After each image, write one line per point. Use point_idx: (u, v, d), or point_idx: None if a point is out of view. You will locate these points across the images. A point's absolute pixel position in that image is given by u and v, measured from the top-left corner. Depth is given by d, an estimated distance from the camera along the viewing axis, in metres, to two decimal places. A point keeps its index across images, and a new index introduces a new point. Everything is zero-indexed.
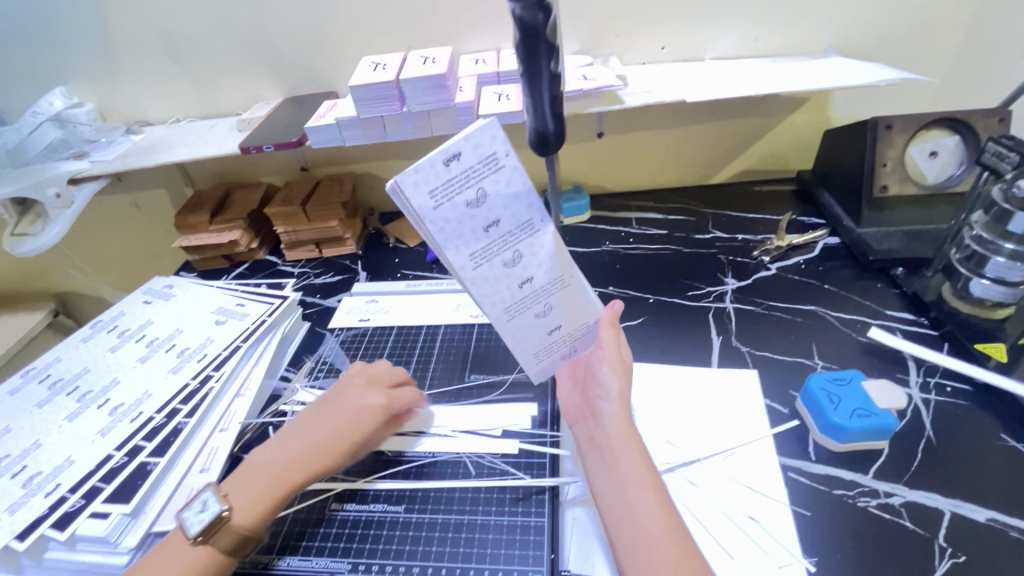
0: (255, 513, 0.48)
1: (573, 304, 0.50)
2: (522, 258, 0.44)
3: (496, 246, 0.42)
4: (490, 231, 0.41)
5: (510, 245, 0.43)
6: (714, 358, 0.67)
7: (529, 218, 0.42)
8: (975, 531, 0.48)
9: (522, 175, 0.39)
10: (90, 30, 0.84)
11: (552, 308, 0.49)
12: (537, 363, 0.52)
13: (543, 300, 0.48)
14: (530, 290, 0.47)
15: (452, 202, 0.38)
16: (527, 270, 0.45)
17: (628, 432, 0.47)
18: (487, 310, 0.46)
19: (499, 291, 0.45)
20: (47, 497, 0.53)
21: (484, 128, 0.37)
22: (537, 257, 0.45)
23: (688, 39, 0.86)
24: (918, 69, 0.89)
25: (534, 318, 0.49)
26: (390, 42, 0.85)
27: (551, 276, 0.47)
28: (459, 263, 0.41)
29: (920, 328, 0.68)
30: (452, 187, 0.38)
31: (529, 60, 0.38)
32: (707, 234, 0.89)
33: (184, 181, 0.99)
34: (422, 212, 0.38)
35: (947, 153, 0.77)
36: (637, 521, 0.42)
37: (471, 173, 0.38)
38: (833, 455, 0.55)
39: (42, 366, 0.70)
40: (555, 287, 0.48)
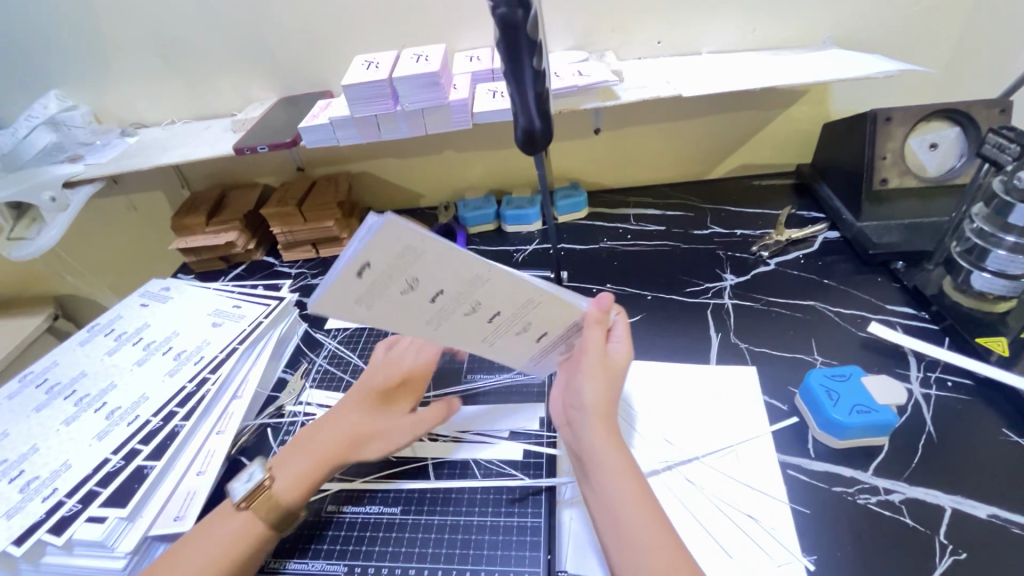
0: (300, 486, 0.49)
1: (550, 317, 0.50)
2: (482, 303, 0.45)
3: (450, 304, 0.44)
4: (435, 299, 0.43)
5: (465, 298, 0.44)
6: (712, 355, 0.67)
7: (474, 274, 0.42)
8: (976, 527, 0.48)
9: (443, 246, 0.39)
10: (80, 31, 0.84)
11: (531, 325, 0.50)
12: (534, 363, 0.56)
13: (518, 325, 0.49)
14: (504, 320, 0.48)
15: (381, 300, 0.41)
16: (491, 308, 0.46)
17: (608, 442, 0.46)
18: (464, 346, 0.50)
19: (468, 331, 0.48)
20: (44, 501, 0.53)
21: (382, 233, 0.36)
22: (495, 298, 0.45)
23: (685, 32, 0.85)
24: (920, 59, 0.87)
25: (515, 336, 0.51)
26: (383, 40, 0.84)
27: (521, 303, 0.47)
28: (414, 330, 0.45)
29: (920, 323, 0.67)
30: (378, 287, 0.40)
31: (513, 56, 0.42)
32: (706, 230, 0.88)
33: (180, 183, 0.99)
34: (357, 315, 0.41)
35: (948, 144, 0.76)
36: (620, 532, 0.42)
37: (388, 269, 0.39)
38: (832, 452, 0.55)
39: (40, 370, 0.70)
40: (529, 307, 0.47)
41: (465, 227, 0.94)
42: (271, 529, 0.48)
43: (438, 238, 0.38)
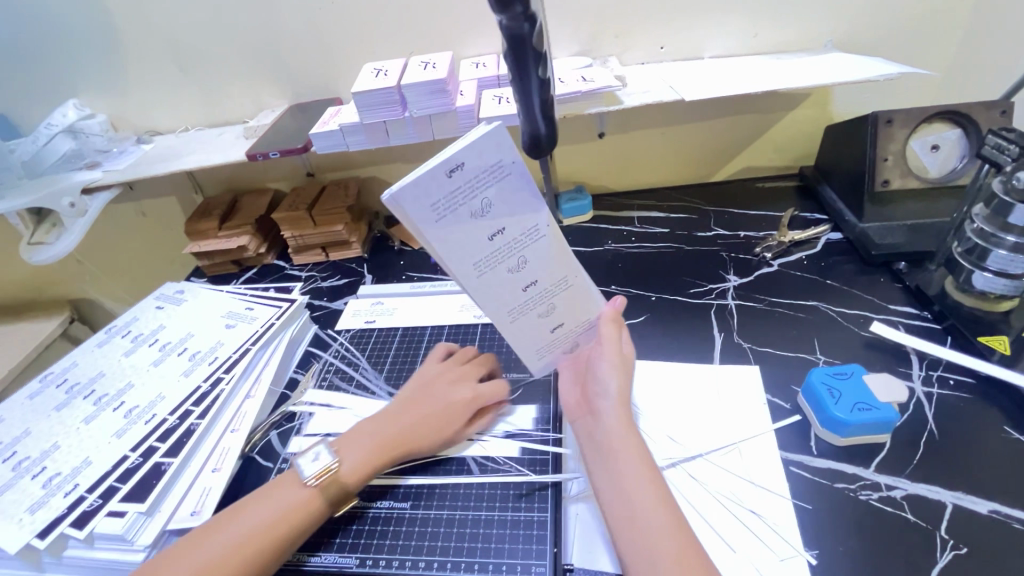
0: (361, 472, 0.52)
1: (575, 305, 0.52)
2: (526, 263, 0.46)
3: (501, 253, 0.44)
4: (494, 239, 0.43)
5: (514, 251, 0.45)
6: (715, 355, 0.68)
7: (533, 224, 0.44)
8: (976, 523, 0.49)
9: (527, 180, 0.41)
10: (99, 43, 0.86)
11: (554, 308, 0.51)
12: (540, 360, 0.56)
13: (545, 302, 0.50)
14: (533, 293, 0.49)
15: (454, 214, 0.40)
16: (531, 274, 0.47)
17: (625, 429, 0.48)
18: (490, 313, 0.48)
19: (501, 295, 0.48)
20: (65, 497, 0.55)
21: (488, 137, 0.38)
22: (538, 263, 0.47)
23: (686, 38, 0.86)
24: (921, 62, 0.88)
25: (537, 318, 0.51)
26: (391, 48, 0.86)
27: (553, 277, 0.49)
28: (462, 270, 0.44)
29: (923, 322, 0.68)
30: (455, 198, 0.39)
31: (520, 66, 0.43)
32: (710, 232, 0.89)
33: (193, 189, 1.02)
34: (423, 223, 0.40)
35: (949, 145, 0.77)
36: (634, 518, 0.43)
37: (475, 182, 0.39)
38: (834, 449, 0.56)
39: (60, 370, 0.72)
40: (559, 288, 0.50)
41: None
42: (327, 505, 0.51)
43: (527, 168, 0.40)
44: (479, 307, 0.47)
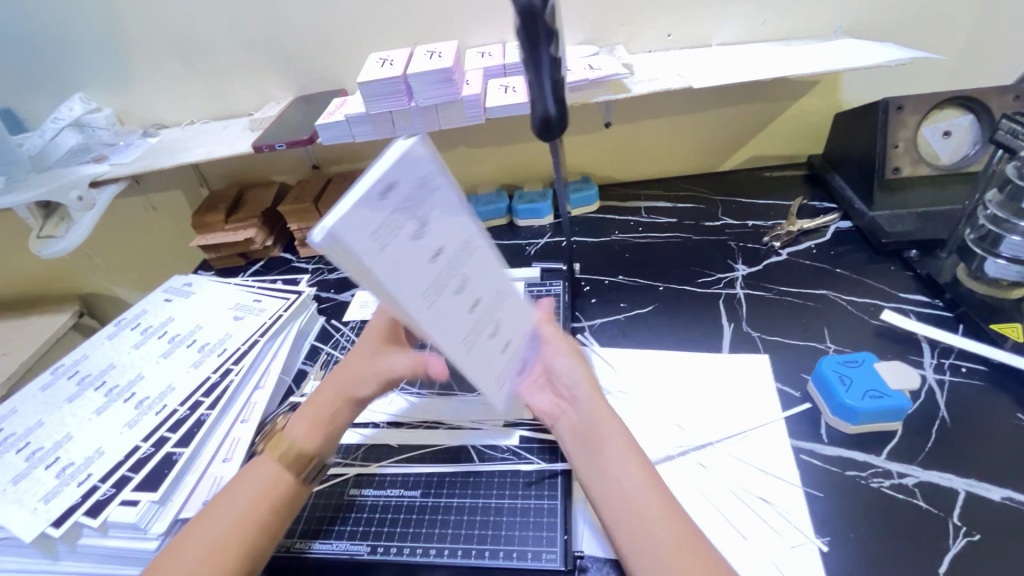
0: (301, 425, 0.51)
1: (516, 318, 0.47)
2: (470, 281, 0.41)
3: (445, 274, 0.38)
4: (437, 260, 0.37)
5: (457, 269, 0.39)
6: (724, 344, 0.67)
7: (467, 235, 0.40)
8: (990, 509, 0.48)
9: (454, 190, 0.37)
10: (104, 36, 0.86)
11: (501, 326, 0.45)
12: (500, 392, 0.47)
13: (491, 320, 0.44)
14: (481, 313, 0.43)
15: (392, 242, 0.34)
16: (476, 291, 0.42)
17: (606, 414, 0.48)
18: (448, 351, 0.40)
19: (455, 326, 0.40)
20: (79, 486, 0.55)
21: (410, 149, 0.33)
22: (481, 277, 0.41)
23: (694, 25, 0.85)
24: (933, 47, 0.87)
25: (489, 342, 0.44)
26: (396, 38, 0.86)
27: (495, 289, 0.43)
28: (412, 304, 0.36)
29: (934, 310, 0.68)
30: (392, 225, 0.34)
31: (532, 42, 0.48)
32: (717, 222, 0.88)
33: (198, 182, 1.02)
34: (366, 260, 0.33)
35: (961, 132, 0.76)
36: (634, 515, 0.43)
37: (409, 202, 0.34)
38: (845, 437, 0.55)
39: (71, 362, 0.72)
40: (502, 301, 0.45)
41: None
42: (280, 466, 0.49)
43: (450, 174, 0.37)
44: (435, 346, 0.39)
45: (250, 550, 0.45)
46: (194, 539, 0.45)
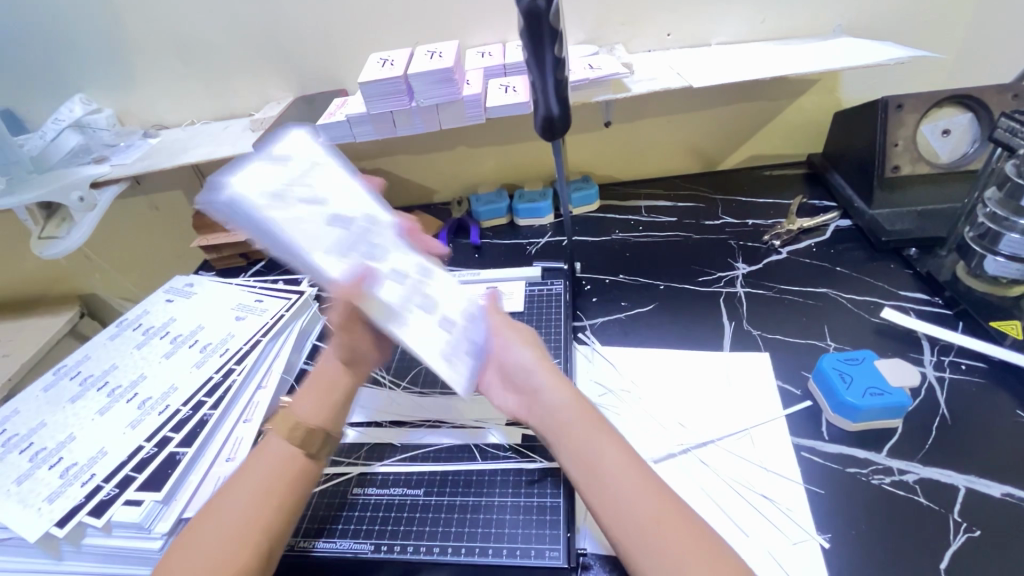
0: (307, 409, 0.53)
1: (443, 294, 0.52)
2: (377, 249, 0.49)
3: (348, 237, 0.47)
4: (334, 222, 0.47)
5: (362, 236, 0.49)
6: (725, 342, 0.68)
7: (367, 215, 0.51)
8: (991, 506, 0.49)
9: (342, 174, 0.52)
10: (104, 37, 0.86)
11: (429, 297, 0.50)
12: (451, 365, 0.46)
13: (415, 287, 0.49)
14: (399, 278, 0.49)
15: (284, 199, 0.45)
16: (387, 257, 0.50)
17: (572, 398, 0.49)
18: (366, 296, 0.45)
19: (371, 278, 0.46)
20: (83, 486, 0.55)
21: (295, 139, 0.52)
22: (386, 245, 0.50)
23: (694, 24, 0.86)
24: (933, 45, 0.87)
25: (418, 307, 0.48)
26: (396, 38, 0.86)
27: (409, 263, 0.51)
28: (314, 244, 0.44)
29: (933, 308, 0.68)
30: (283, 183, 0.46)
31: (537, 43, 0.48)
32: (718, 220, 0.89)
33: (199, 182, 1.02)
34: (260, 206, 0.42)
35: (960, 130, 0.76)
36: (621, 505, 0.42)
37: (295, 174, 0.48)
38: (846, 435, 0.56)
39: (73, 363, 0.72)
40: (422, 276, 0.51)
41: (477, 221, 0.96)
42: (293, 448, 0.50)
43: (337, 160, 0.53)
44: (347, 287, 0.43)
45: (275, 532, 0.46)
46: (208, 530, 0.45)
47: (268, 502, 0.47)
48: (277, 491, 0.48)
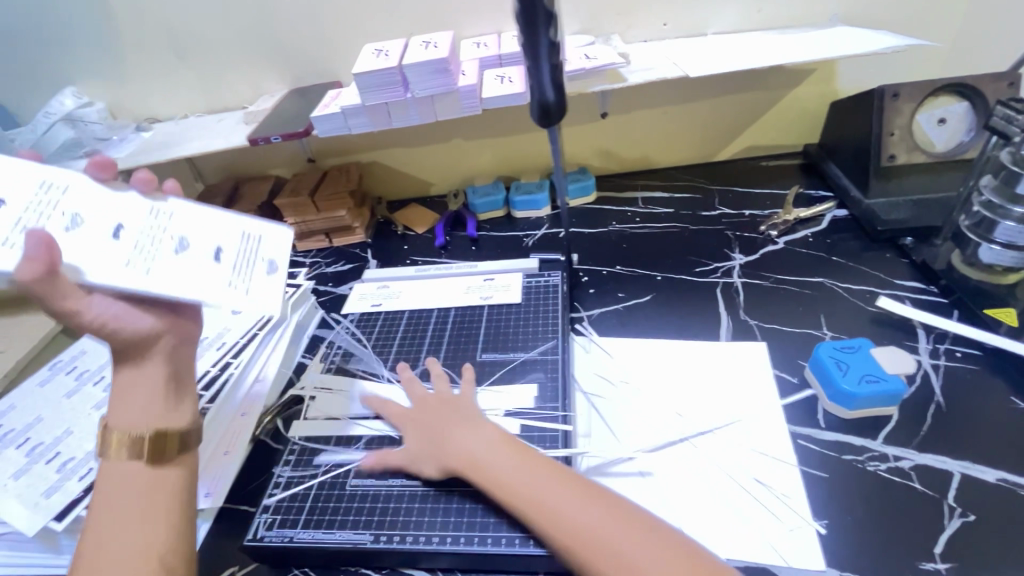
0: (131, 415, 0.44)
1: (275, 247, 0.56)
2: (194, 238, 0.50)
3: (153, 241, 0.47)
4: (146, 238, 0.47)
5: (167, 233, 0.49)
6: (723, 332, 0.68)
7: (169, 211, 0.51)
8: (985, 491, 0.49)
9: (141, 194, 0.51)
10: (95, 30, 0.85)
11: (264, 260, 0.54)
12: None
13: (248, 257, 0.53)
14: (230, 254, 0.52)
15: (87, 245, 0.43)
16: (206, 238, 0.51)
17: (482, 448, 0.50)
18: (211, 285, 0.48)
19: (203, 268, 0.49)
20: (80, 481, 0.56)
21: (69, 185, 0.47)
22: (202, 226, 0.52)
23: (690, 14, 0.85)
24: (929, 34, 0.87)
25: (258, 275, 0.52)
26: (390, 28, 0.85)
27: (229, 234, 0.53)
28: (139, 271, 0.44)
29: (929, 296, 0.68)
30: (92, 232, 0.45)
31: (532, 26, 0.49)
32: (714, 211, 0.89)
33: (193, 176, 1.01)
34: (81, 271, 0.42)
35: (956, 119, 0.76)
36: (561, 518, 0.43)
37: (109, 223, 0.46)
38: (842, 422, 0.56)
39: (69, 358, 0.71)
40: (250, 241, 0.54)
41: (474, 214, 0.95)
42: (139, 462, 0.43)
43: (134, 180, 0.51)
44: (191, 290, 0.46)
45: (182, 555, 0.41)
46: None
47: (149, 546, 0.39)
48: (154, 531, 0.40)
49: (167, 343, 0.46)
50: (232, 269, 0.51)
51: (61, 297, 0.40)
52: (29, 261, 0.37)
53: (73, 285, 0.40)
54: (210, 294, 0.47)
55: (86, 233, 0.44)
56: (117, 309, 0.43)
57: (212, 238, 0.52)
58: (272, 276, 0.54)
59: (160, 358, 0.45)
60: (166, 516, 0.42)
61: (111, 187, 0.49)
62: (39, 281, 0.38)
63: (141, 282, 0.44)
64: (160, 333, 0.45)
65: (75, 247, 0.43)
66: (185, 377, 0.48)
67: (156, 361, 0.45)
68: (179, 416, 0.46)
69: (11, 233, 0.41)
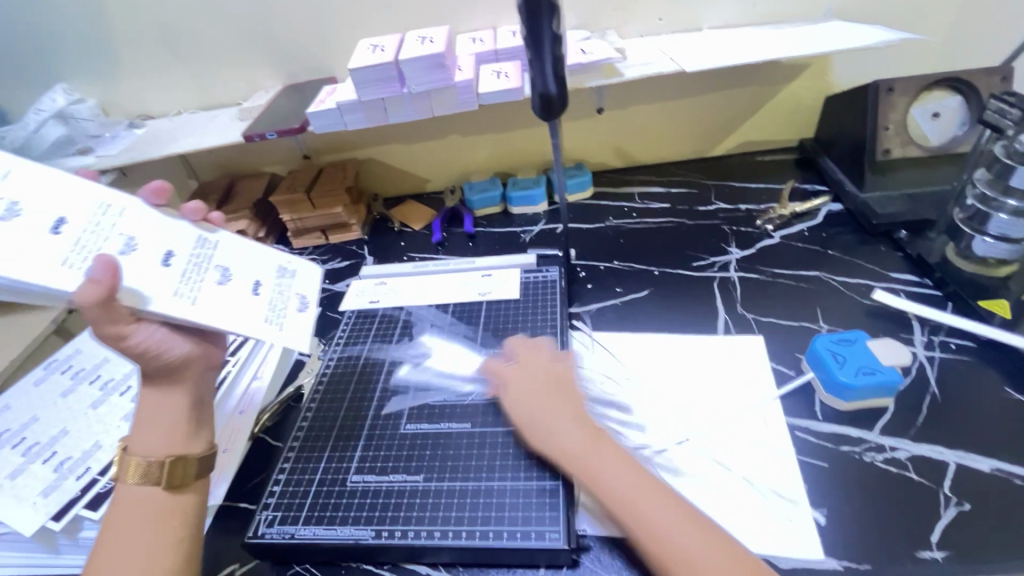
0: (161, 440, 0.48)
1: (308, 283, 0.59)
2: (236, 271, 0.54)
3: (197, 271, 0.51)
4: (192, 268, 0.50)
5: (211, 263, 0.52)
6: (720, 326, 0.68)
7: (215, 241, 0.55)
8: (980, 480, 0.50)
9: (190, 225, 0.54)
10: (86, 26, 0.84)
11: (298, 295, 0.57)
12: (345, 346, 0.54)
13: (285, 293, 0.56)
14: (268, 291, 0.55)
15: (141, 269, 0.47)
16: (247, 273, 0.55)
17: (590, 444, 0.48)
18: (248, 321, 0.51)
19: (242, 303, 0.52)
20: (78, 480, 0.56)
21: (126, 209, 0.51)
22: (245, 261, 0.55)
23: (686, 9, 0.85)
24: (923, 28, 0.87)
25: (292, 310, 0.55)
26: (386, 23, 0.85)
27: (268, 270, 0.57)
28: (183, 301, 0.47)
29: (924, 289, 0.69)
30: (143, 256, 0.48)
31: (534, 17, 0.49)
32: (711, 206, 0.89)
33: (187, 173, 1.00)
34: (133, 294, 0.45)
35: (949, 113, 0.78)
36: (659, 541, 0.42)
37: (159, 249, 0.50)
38: (839, 414, 0.57)
39: (64, 358, 0.70)
40: (287, 277, 0.58)
41: (471, 210, 0.95)
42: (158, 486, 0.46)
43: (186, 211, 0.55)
44: (231, 321, 0.49)
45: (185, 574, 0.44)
46: None
47: (153, 558, 0.43)
48: (159, 546, 0.44)
49: (195, 370, 0.50)
50: (267, 304, 0.54)
51: (113, 322, 0.44)
52: (93, 285, 0.42)
53: (127, 311, 0.44)
54: (244, 327, 0.50)
55: (140, 258, 0.48)
56: (159, 336, 0.46)
57: (252, 272, 0.55)
58: (305, 311, 0.56)
59: (188, 386, 0.50)
60: (174, 531, 0.45)
61: (165, 214, 0.53)
62: (97, 303, 0.42)
63: (187, 311, 0.47)
64: (192, 364, 0.50)
65: (133, 270, 0.47)
66: (205, 407, 0.52)
67: (184, 389, 0.50)
68: (199, 443, 0.50)
69: (73, 256, 0.44)
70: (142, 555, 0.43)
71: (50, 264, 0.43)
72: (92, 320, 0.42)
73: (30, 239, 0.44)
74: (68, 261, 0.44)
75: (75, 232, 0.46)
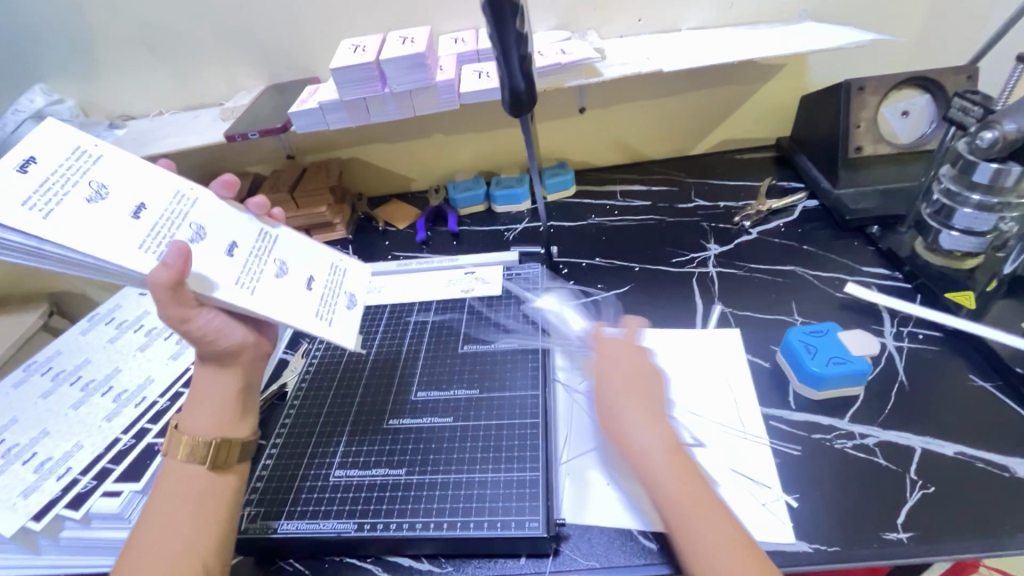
0: (211, 423, 0.49)
1: (358, 282, 0.61)
2: (291, 265, 0.55)
3: (256, 263, 0.52)
4: (255, 260, 0.52)
5: (269, 256, 0.54)
6: (699, 319, 0.70)
7: (275, 235, 0.56)
8: (945, 464, 0.51)
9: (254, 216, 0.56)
10: (65, 25, 0.84)
11: (348, 292, 0.59)
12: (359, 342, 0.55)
13: (336, 290, 0.58)
14: (320, 286, 0.56)
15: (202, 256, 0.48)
16: (301, 269, 0.56)
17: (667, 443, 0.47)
18: (301, 315, 0.52)
19: (296, 297, 0.53)
20: (59, 480, 0.55)
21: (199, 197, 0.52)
22: (301, 256, 0.57)
23: (664, 10, 0.87)
24: (894, 29, 0.90)
25: (341, 306, 0.57)
26: (368, 24, 0.85)
27: (322, 267, 0.58)
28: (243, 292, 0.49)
29: (895, 282, 0.71)
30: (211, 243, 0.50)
31: (497, 16, 0.49)
32: (691, 203, 0.90)
33: None
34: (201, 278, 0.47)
35: (918, 112, 0.80)
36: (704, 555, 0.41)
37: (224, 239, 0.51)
38: (812, 403, 0.58)
39: (44, 359, 0.70)
40: (338, 274, 0.59)
41: (456, 209, 0.96)
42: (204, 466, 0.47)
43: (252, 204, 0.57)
44: (286, 313, 0.50)
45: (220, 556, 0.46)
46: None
47: (191, 539, 0.44)
48: (199, 527, 0.45)
49: (246, 357, 0.51)
50: (319, 298, 0.55)
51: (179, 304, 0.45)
52: (167, 266, 0.43)
53: (193, 295, 0.46)
54: (296, 320, 0.51)
55: (208, 247, 0.49)
56: (217, 322, 0.47)
57: (307, 267, 0.57)
58: (352, 309, 0.58)
59: (238, 370, 0.51)
60: (212, 512, 0.46)
61: (233, 206, 0.55)
62: (169, 285, 0.43)
63: (249, 301, 0.48)
64: (244, 351, 0.51)
65: (200, 257, 0.48)
66: (252, 392, 0.53)
67: (235, 373, 0.51)
68: (243, 428, 0.51)
69: (150, 241, 0.46)
70: (182, 534, 0.44)
71: (129, 246, 0.45)
72: (160, 301, 0.44)
73: (112, 223, 0.45)
74: (145, 245, 0.46)
75: (153, 217, 0.48)
